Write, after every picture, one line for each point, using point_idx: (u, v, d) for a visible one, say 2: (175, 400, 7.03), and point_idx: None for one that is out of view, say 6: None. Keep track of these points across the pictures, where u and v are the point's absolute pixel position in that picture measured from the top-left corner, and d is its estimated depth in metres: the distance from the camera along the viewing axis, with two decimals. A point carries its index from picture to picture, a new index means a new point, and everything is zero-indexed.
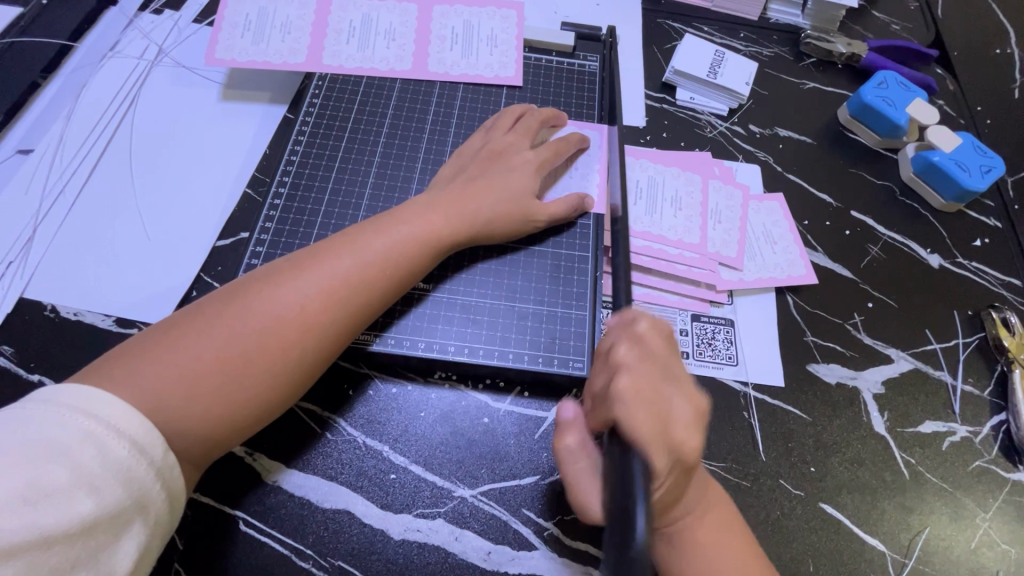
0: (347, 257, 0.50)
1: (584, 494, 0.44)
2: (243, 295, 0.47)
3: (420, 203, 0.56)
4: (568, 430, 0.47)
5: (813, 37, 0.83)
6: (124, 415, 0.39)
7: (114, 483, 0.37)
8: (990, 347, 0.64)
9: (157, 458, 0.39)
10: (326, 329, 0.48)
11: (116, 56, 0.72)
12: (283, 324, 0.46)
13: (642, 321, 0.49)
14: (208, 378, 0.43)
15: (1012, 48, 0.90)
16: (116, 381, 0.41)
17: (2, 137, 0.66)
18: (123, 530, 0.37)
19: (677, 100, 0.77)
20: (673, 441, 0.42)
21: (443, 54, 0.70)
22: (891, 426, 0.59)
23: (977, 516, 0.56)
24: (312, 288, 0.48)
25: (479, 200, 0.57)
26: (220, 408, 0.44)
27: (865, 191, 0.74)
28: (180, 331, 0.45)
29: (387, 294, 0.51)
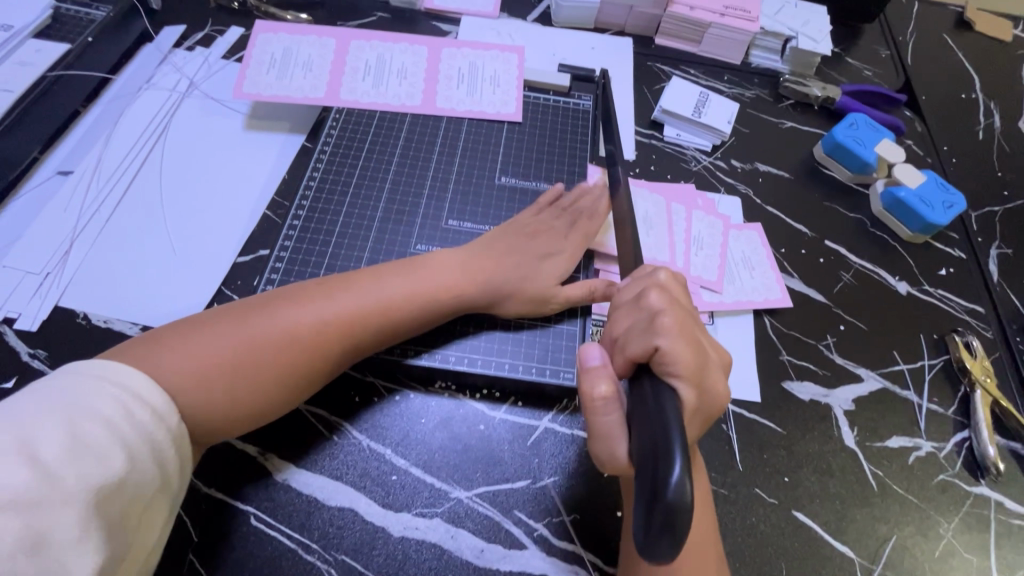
0: (370, 292, 0.58)
1: (617, 441, 0.44)
2: (275, 305, 0.55)
3: (448, 257, 0.62)
4: (598, 379, 0.46)
5: (790, 81, 0.90)
6: (147, 386, 0.46)
7: (143, 449, 0.43)
8: (953, 369, 0.69)
9: (173, 430, 0.46)
10: (334, 351, 0.55)
11: (151, 88, 0.78)
12: (295, 344, 0.53)
13: (662, 272, 0.51)
14: (220, 379, 0.50)
15: (976, 93, 0.97)
16: (158, 360, 0.49)
17: (43, 160, 0.72)
18: (148, 489, 0.43)
19: (665, 136, 0.83)
20: (708, 383, 0.45)
21: (449, 92, 0.77)
22: (861, 440, 0.63)
23: (941, 527, 0.59)
24: (328, 309, 0.56)
25: (499, 271, 0.62)
26: (232, 399, 0.50)
27: (838, 222, 0.79)
28: (220, 325, 0.53)
29: (396, 329, 0.58)
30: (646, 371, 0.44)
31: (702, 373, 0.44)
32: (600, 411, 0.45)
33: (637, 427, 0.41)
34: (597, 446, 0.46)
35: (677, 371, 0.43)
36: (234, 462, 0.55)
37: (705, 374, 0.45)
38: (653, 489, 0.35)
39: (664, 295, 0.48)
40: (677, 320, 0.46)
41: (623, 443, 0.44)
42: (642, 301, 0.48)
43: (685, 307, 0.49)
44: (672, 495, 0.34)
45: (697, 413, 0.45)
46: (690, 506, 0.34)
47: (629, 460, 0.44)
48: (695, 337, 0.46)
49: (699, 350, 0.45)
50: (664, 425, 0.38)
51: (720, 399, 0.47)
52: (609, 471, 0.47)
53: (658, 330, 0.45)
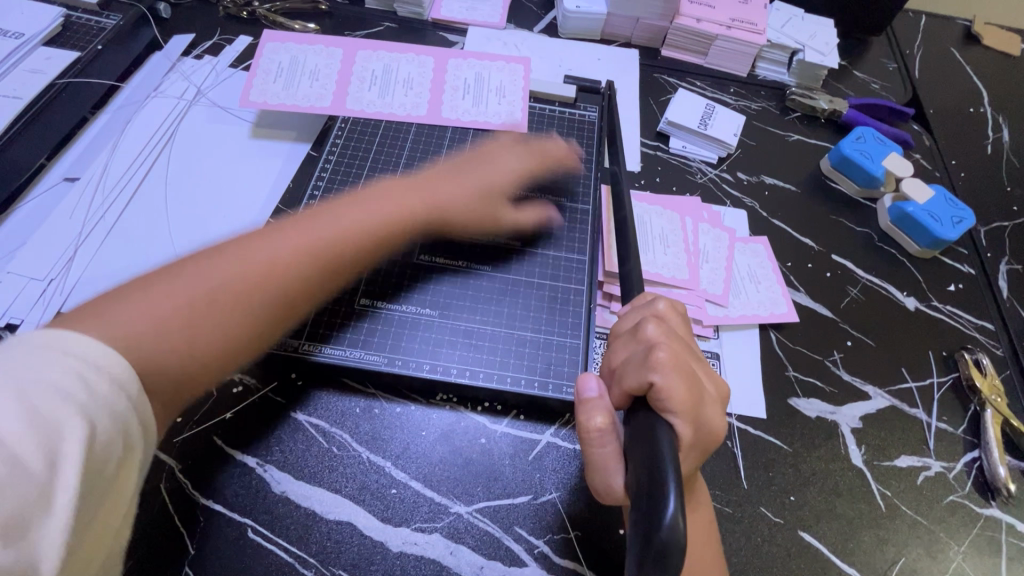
0: (321, 224, 0.55)
1: (613, 474, 0.45)
2: (220, 252, 0.50)
3: (381, 188, 0.62)
4: (594, 411, 0.46)
5: (797, 94, 0.90)
6: (98, 351, 0.38)
7: (107, 419, 0.36)
8: (963, 387, 0.68)
9: (139, 396, 0.39)
10: (297, 282, 0.52)
11: (159, 96, 0.79)
12: (249, 269, 0.50)
13: (660, 304, 0.51)
14: (176, 321, 0.45)
15: (985, 108, 0.97)
16: (95, 315, 0.42)
17: (51, 166, 0.72)
18: (117, 463, 0.36)
19: (670, 148, 0.83)
20: (704, 419, 0.44)
21: (454, 102, 0.77)
22: (868, 459, 0.62)
23: (951, 549, 0.58)
24: (284, 246, 0.52)
25: (443, 189, 0.64)
26: (191, 341, 0.45)
27: (845, 236, 0.79)
28: (159, 279, 0.47)
29: (354, 254, 0.56)
30: (642, 405, 0.44)
31: (698, 407, 0.43)
32: (594, 445, 0.45)
33: (632, 461, 0.40)
34: (595, 478, 0.46)
35: (672, 406, 0.42)
36: (233, 473, 0.55)
37: (701, 407, 0.44)
38: (649, 522, 0.35)
39: (661, 328, 0.48)
40: (672, 353, 0.45)
41: (620, 475, 0.44)
42: (639, 333, 0.48)
43: (682, 340, 0.49)
44: (664, 528, 0.33)
45: (694, 448, 0.44)
46: (682, 545, 0.33)
47: (624, 492, 0.45)
48: (691, 371, 0.45)
49: (695, 384, 0.44)
50: (657, 462, 0.38)
51: (717, 432, 0.45)
52: (607, 501, 0.47)
53: (653, 364, 0.43)
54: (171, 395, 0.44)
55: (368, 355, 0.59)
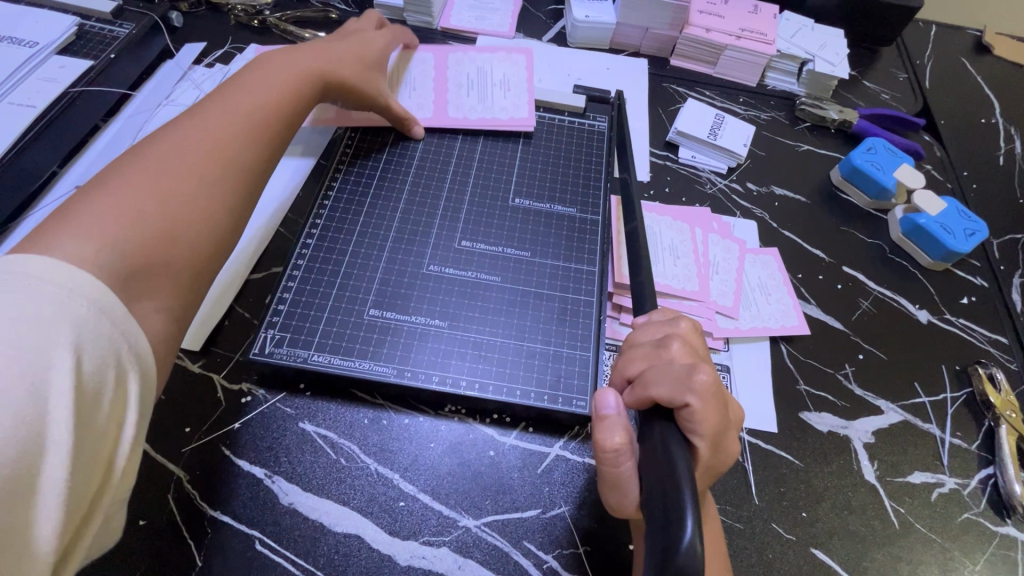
0: (240, 99, 0.55)
1: (627, 490, 0.44)
2: (148, 147, 0.48)
3: (272, 58, 0.62)
4: (613, 428, 0.45)
5: (807, 104, 0.89)
6: (67, 272, 0.36)
7: (94, 346, 0.35)
8: (977, 402, 0.67)
9: (123, 319, 0.37)
10: (251, 145, 0.54)
11: (171, 105, 0.80)
12: (206, 159, 0.50)
13: (684, 322, 0.50)
14: (160, 213, 0.45)
15: (997, 119, 0.96)
16: (62, 223, 0.40)
17: (62, 175, 0.72)
18: (110, 388, 0.36)
19: (679, 158, 0.83)
20: (726, 444, 0.43)
21: (467, 103, 0.77)
22: (881, 475, 0.61)
23: (966, 568, 0.57)
24: (214, 132, 0.51)
25: (335, 61, 0.66)
26: (183, 225, 0.46)
27: (856, 248, 0.78)
28: (102, 190, 0.44)
29: (280, 105, 0.58)
30: (662, 422, 0.43)
31: (723, 432, 0.42)
32: (612, 461, 0.44)
33: (649, 480, 0.40)
34: (607, 493, 0.46)
35: (699, 430, 0.41)
36: (241, 484, 0.54)
37: (726, 432, 0.43)
38: (666, 545, 0.34)
39: (687, 347, 0.47)
40: (712, 375, 0.43)
41: (634, 493, 0.44)
42: (663, 350, 0.47)
43: (707, 360, 0.48)
44: (681, 554, 0.33)
45: (710, 471, 0.43)
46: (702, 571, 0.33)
47: (637, 509, 0.45)
48: (723, 393, 0.44)
49: (726, 408, 0.43)
50: (678, 485, 0.37)
51: (733, 456, 0.45)
52: (617, 515, 0.47)
53: (689, 385, 0.42)
54: (183, 282, 0.46)
55: (378, 366, 0.58)
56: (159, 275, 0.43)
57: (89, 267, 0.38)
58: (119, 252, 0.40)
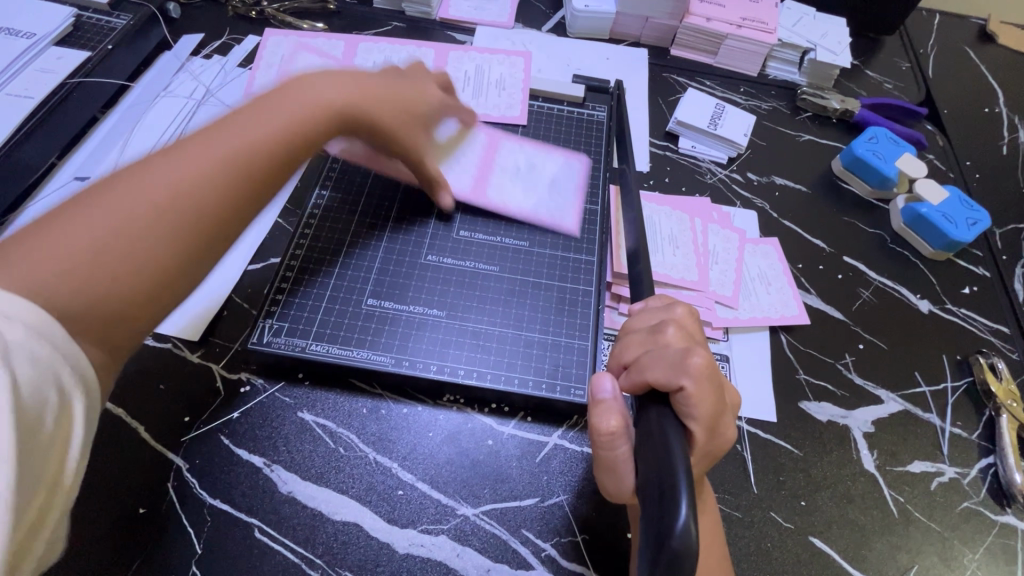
0: (246, 127, 0.47)
1: (623, 474, 0.44)
2: (129, 173, 0.42)
3: (318, 80, 0.53)
4: (608, 412, 0.45)
5: (809, 93, 0.89)
6: (6, 300, 0.33)
7: (27, 362, 0.32)
8: (978, 391, 0.67)
9: (64, 341, 0.35)
10: (245, 191, 0.46)
11: (169, 95, 0.79)
12: (179, 206, 0.42)
13: (679, 308, 0.50)
14: (104, 265, 0.39)
15: (1000, 108, 0.95)
16: (6, 260, 0.36)
17: (61, 166, 0.72)
18: (49, 410, 0.33)
19: (679, 148, 0.82)
20: (722, 428, 0.43)
21: (500, 169, 0.72)
22: (881, 464, 0.61)
23: (965, 557, 0.57)
24: (202, 167, 0.44)
25: (382, 103, 0.58)
26: (136, 280, 0.40)
27: (857, 238, 0.78)
28: (62, 220, 0.39)
29: (292, 143, 0.49)
30: (657, 405, 0.43)
31: (719, 416, 0.42)
32: (606, 445, 0.44)
33: (643, 462, 0.40)
34: (603, 477, 0.46)
35: (693, 412, 0.41)
36: (238, 473, 0.55)
37: (722, 416, 0.43)
38: (661, 531, 0.34)
39: (682, 332, 0.47)
40: (706, 358, 0.43)
41: (630, 477, 0.44)
42: (659, 335, 0.47)
43: (702, 345, 0.48)
44: (677, 536, 0.33)
45: (706, 455, 0.43)
46: (696, 550, 0.33)
47: (633, 493, 0.45)
48: (718, 377, 0.44)
49: (721, 391, 0.43)
50: (672, 466, 0.37)
51: (730, 441, 0.45)
52: (614, 500, 0.47)
53: (684, 367, 0.42)
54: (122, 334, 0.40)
55: (376, 355, 0.59)
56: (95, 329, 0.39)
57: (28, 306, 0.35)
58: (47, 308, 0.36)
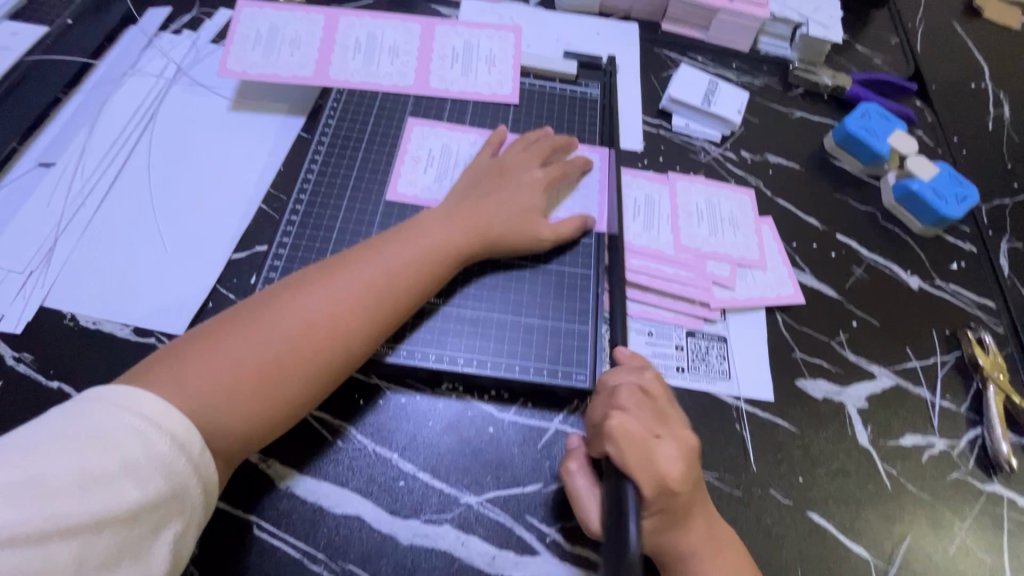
0: (373, 265, 0.53)
1: (586, 508, 0.51)
2: (284, 296, 0.50)
3: (436, 216, 0.59)
4: (570, 454, 0.54)
5: (801, 69, 0.87)
6: (165, 411, 0.41)
7: (156, 476, 0.39)
8: (966, 365, 0.68)
9: (199, 457, 0.42)
10: (363, 332, 0.51)
11: (136, 74, 0.75)
12: (310, 329, 0.49)
13: (647, 373, 0.55)
14: (245, 384, 0.45)
15: (986, 83, 0.96)
16: (182, 368, 0.44)
17: (23, 152, 0.68)
18: (167, 523, 0.39)
19: (673, 126, 0.81)
20: (662, 475, 0.48)
21: (585, 190, 0.68)
22: (875, 439, 0.62)
23: (954, 525, 0.59)
24: (336, 303, 0.51)
25: (492, 214, 0.60)
26: (260, 410, 0.46)
27: (850, 216, 0.78)
28: (229, 334, 0.47)
29: (407, 300, 0.54)
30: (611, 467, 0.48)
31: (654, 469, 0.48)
32: (571, 483, 0.53)
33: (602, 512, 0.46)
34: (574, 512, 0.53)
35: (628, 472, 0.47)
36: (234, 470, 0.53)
37: (657, 468, 0.48)
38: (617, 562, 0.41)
39: (636, 396, 0.52)
40: (632, 418, 0.50)
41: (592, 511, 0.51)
42: (614, 397, 0.52)
43: (657, 405, 0.52)
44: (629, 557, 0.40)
45: (656, 501, 0.48)
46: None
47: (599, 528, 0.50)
48: (650, 435, 0.49)
49: (651, 447, 0.49)
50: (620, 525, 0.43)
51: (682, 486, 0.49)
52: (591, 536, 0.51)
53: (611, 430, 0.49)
54: (251, 443, 0.46)
55: (400, 352, 0.57)
56: (229, 440, 0.45)
57: (189, 411, 0.43)
58: (202, 417, 0.43)
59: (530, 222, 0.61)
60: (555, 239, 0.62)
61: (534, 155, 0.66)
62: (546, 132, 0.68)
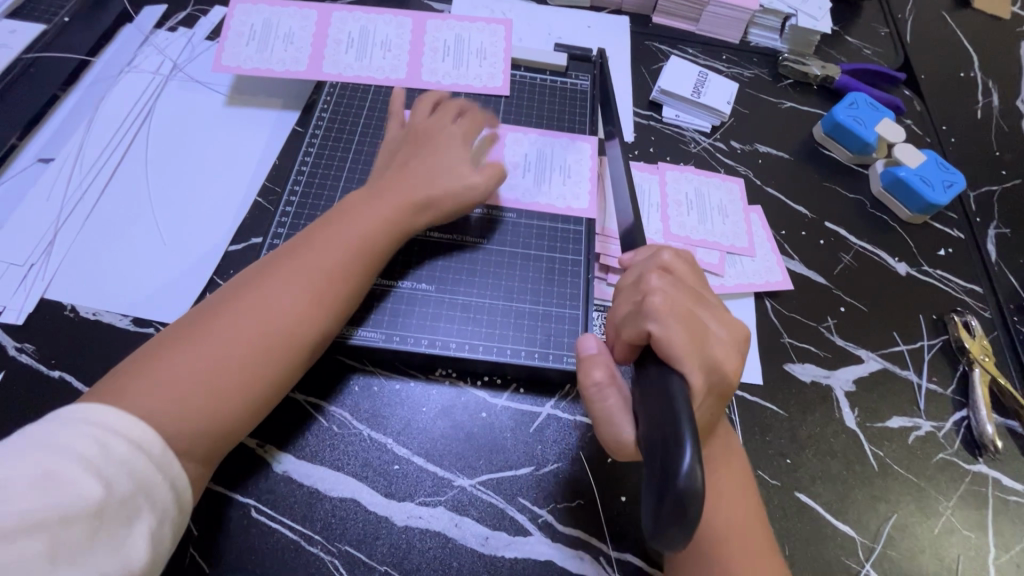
0: (309, 257, 0.54)
1: (621, 421, 0.46)
2: (226, 303, 0.51)
3: (365, 195, 0.59)
4: (594, 366, 0.48)
5: (790, 60, 0.88)
6: (120, 414, 0.42)
7: (117, 472, 0.40)
8: (952, 349, 0.69)
9: (161, 454, 0.43)
10: (308, 319, 0.52)
11: (132, 70, 0.76)
12: (253, 326, 0.50)
13: (665, 254, 0.51)
14: (198, 387, 0.46)
15: (975, 72, 0.97)
16: (133, 381, 0.45)
17: (22, 147, 0.69)
18: (139, 517, 0.40)
19: (663, 117, 0.82)
20: (712, 360, 0.45)
21: (573, 180, 0.69)
22: (862, 421, 0.63)
23: (940, 504, 0.60)
24: (278, 298, 0.51)
25: (418, 182, 0.60)
26: (221, 406, 0.47)
27: (839, 204, 0.79)
28: (176, 345, 0.48)
29: (349, 284, 0.54)
30: (653, 360, 0.44)
31: (703, 353, 0.44)
32: (598, 400, 0.47)
33: (646, 414, 0.41)
34: (603, 434, 0.47)
35: (677, 356, 0.42)
36: (232, 456, 0.54)
37: (707, 354, 0.45)
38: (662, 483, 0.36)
39: (665, 278, 0.48)
40: (668, 300, 0.46)
41: (628, 425, 0.46)
42: (642, 283, 0.48)
43: (690, 288, 0.49)
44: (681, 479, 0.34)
45: (710, 388, 0.45)
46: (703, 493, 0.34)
47: (635, 444, 0.46)
48: (692, 317, 0.46)
49: (697, 331, 0.45)
50: (672, 421, 0.37)
51: (734, 376, 0.47)
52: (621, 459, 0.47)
53: (650, 315, 0.44)
54: (221, 440, 0.47)
55: (365, 332, 0.58)
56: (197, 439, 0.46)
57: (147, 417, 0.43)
58: (166, 422, 0.44)
59: (463, 183, 0.61)
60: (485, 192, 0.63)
61: None
62: (468, 103, 0.69)
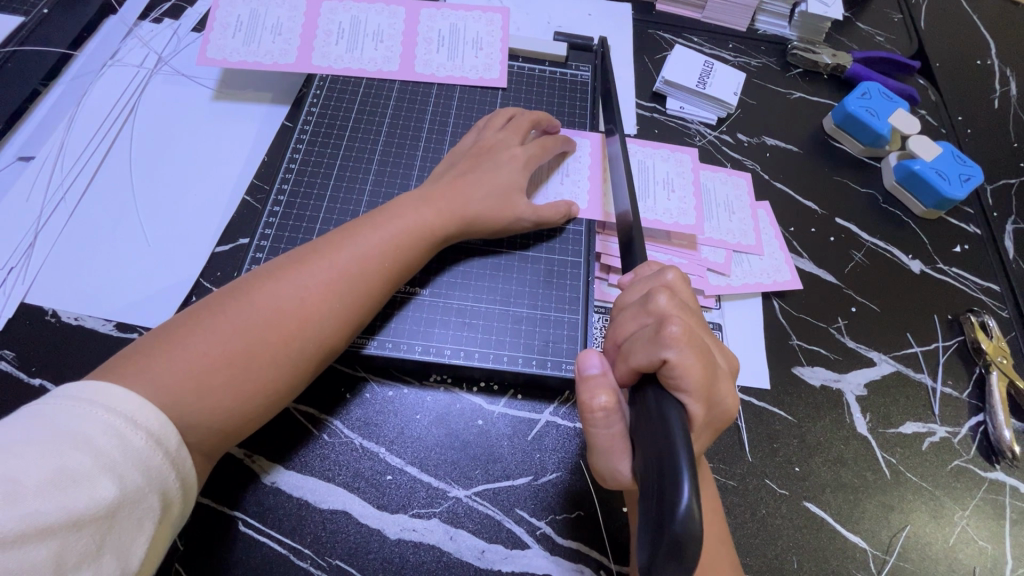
0: (346, 251, 0.52)
1: (617, 453, 0.43)
2: (256, 286, 0.49)
3: (410, 199, 0.57)
4: (598, 389, 0.43)
5: (800, 48, 0.85)
6: (140, 405, 0.40)
7: (134, 470, 0.38)
8: (968, 350, 0.66)
9: (177, 451, 0.41)
10: (335, 317, 0.50)
11: (117, 64, 0.73)
12: (281, 317, 0.48)
13: (671, 274, 0.48)
14: (215, 374, 0.44)
15: (993, 60, 0.93)
16: (152, 361, 0.43)
17: (2, 145, 0.67)
18: (150, 516, 0.38)
19: (667, 109, 0.79)
20: (718, 395, 0.41)
21: (572, 175, 0.66)
22: (874, 427, 0.61)
23: (955, 514, 0.58)
24: (307, 290, 0.49)
25: (469, 197, 0.58)
26: (231, 401, 0.45)
27: (850, 199, 0.76)
28: (200, 324, 0.46)
29: (382, 286, 0.53)
30: (654, 387, 0.41)
31: (711, 385, 0.40)
32: (600, 427, 0.43)
33: (643, 445, 0.38)
34: (598, 460, 0.44)
35: (685, 386, 0.39)
36: (219, 466, 0.52)
37: (714, 388, 0.41)
38: (662, 517, 0.33)
39: (675, 300, 0.44)
40: (684, 325, 0.42)
41: (625, 459, 0.42)
42: (651, 304, 0.44)
43: (696, 313, 0.45)
44: (676, 521, 0.32)
45: (708, 426, 0.41)
46: (699, 536, 0.31)
47: (630, 477, 0.43)
48: (704, 345, 0.42)
49: (708, 360, 0.41)
50: (672, 454, 0.35)
51: (733, 411, 0.43)
52: (612, 485, 0.45)
53: (663, 341, 0.40)
54: (226, 436, 0.45)
55: (374, 339, 0.56)
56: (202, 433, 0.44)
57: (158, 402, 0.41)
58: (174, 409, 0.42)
59: (502, 189, 0.60)
60: (536, 220, 0.60)
61: (516, 132, 0.64)
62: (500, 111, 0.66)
